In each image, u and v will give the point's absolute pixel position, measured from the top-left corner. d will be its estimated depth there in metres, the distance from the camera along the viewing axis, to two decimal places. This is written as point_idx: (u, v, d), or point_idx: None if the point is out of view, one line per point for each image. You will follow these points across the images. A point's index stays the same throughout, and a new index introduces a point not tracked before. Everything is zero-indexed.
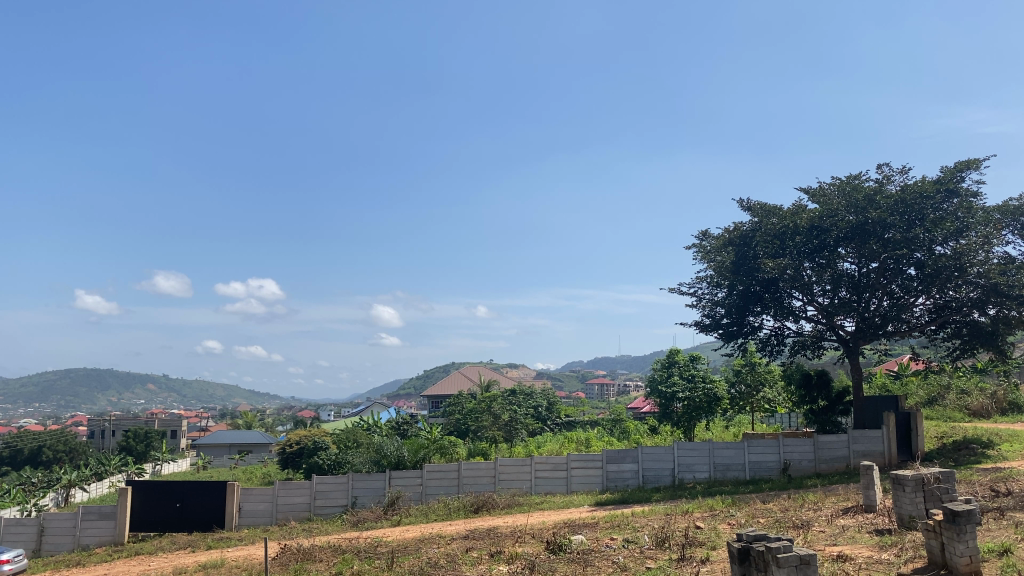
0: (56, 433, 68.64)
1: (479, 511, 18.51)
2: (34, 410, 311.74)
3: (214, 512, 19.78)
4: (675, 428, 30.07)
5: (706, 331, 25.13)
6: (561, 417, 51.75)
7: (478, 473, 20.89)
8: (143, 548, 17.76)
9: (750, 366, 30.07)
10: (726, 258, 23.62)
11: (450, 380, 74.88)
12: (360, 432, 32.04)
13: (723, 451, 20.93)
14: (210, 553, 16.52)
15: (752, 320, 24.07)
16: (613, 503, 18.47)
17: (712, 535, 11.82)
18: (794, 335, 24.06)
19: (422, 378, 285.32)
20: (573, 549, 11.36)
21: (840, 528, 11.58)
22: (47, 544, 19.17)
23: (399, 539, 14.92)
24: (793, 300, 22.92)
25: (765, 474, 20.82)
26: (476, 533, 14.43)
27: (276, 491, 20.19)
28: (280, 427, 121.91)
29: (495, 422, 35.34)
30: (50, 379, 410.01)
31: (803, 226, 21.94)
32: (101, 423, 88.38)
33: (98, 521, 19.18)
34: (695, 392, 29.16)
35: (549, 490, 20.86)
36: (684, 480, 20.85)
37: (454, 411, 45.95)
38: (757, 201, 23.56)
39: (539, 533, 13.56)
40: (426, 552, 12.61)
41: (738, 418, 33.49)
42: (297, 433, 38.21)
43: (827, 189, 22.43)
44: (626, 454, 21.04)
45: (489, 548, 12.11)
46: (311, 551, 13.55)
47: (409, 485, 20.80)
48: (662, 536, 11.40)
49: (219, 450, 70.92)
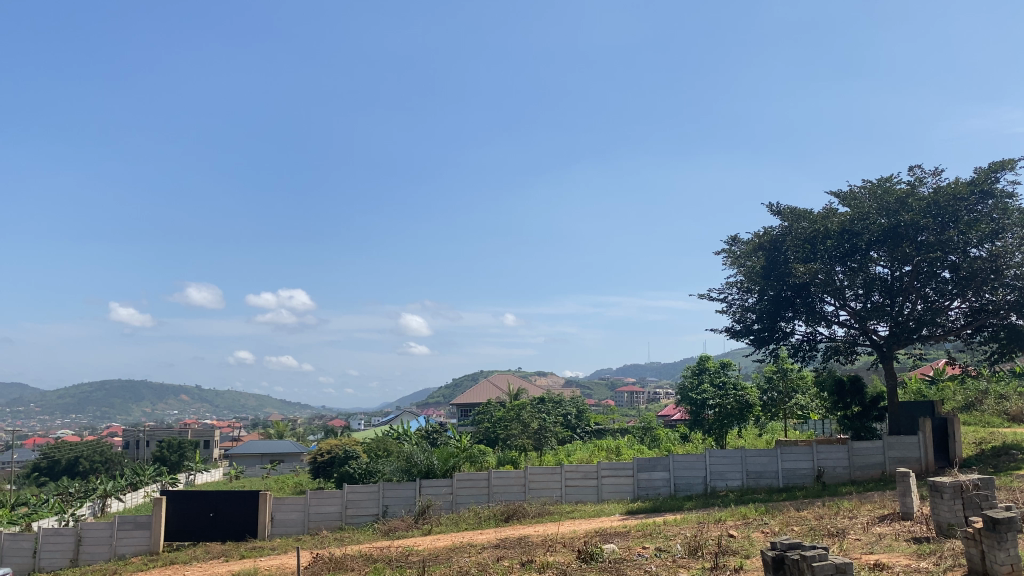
0: (93, 444, 69.64)
1: (509, 520, 18.50)
2: (71, 421, 316.99)
3: (247, 521, 19.90)
4: (707, 436, 29.76)
5: (737, 337, 24.92)
6: (591, 425, 51.47)
7: (508, 481, 20.87)
8: (177, 558, 17.93)
9: (781, 372, 29.74)
10: (756, 264, 23.41)
11: (478, 389, 74.87)
12: (390, 441, 32.24)
13: (756, 459, 20.71)
14: (244, 563, 16.66)
15: (784, 326, 23.84)
16: (645, 511, 18.35)
17: (746, 544, 11.67)
18: (827, 340, 23.77)
19: (451, 387, 285.69)
20: (605, 559, 11.26)
21: (877, 536, 11.38)
22: (84, 553, 19.41)
23: (430, 548, 14.94)
24: (825, 305, 22.69)
25: (798, 481, 20.55)
26: (506, 542, 14.41)
27: (308, 500, 20.31)
28: (311, 436, 122.92)
29: (524, 430, 35.19)
30: (86, 390, 416.62)
31: (834, 230, 21.68)
32: (136, 435, 89.69)
33: (134, 531, 19.41)
34: (726, 399, 28.59)
35: (580, 499, 20.74)
36: (716, 488, 20.66)
37: (483, 418, 45.98)
38: (787, 205, 23.35)
39: (570, 542, 13.47)
40: (457, 561, 12.60)
41: (771, 425, 33.11)
42: (327, 442, 38.32)
43: (858, 192, 22.18)
44: (657, 462, 20.89)
45: (521, 557, 12.06)
46: (343, 560, 13.61)
47: (439, 494, 20.78)
48: (695, 544, 11.29)
49: (251, 460, 71.44)
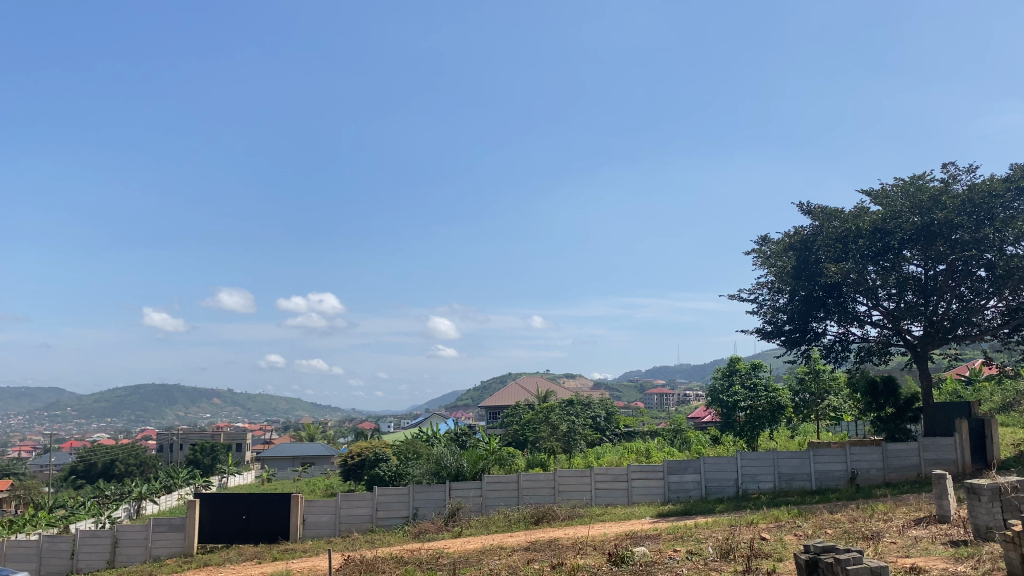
0: (128, 447, 70.69)
1: (539, 522, 18.49)
2: (106, 424, 321.97)
3: (279, 523, 20.08)
4: (738, 438, 29.49)
5: (768, 338, 24.69)
6: (620, 428, 51.30)
7: (537, 484, 20.83)
8: (211, 560, 18.14)
9: (814, 374, 29.38)
10: (787, 264, 23.18)
11: (507, 391, 74.92)
12: (419, 443, 32.36)
13: (788, 461, 20.50)
14: (277, 565, 16.81)
15: (816, 327, 23.58)
16: (676, 514, 18.24)
17: (779, 547, 11.56)
18: (860, 340, 23.48)
19: (479, 390, 286.14)
20: (636, 561, 11.20)
21: (913, 540, 11.19)
22: (120, 555, 19.68)
23: (460, 550, 14.98)
24: (857, 305, 22.42)
25: (832, 484, 20.31)
26: (537, 544, 14.41)
27: (338, 502, 20.44)
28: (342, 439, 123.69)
29: (553, 432, 35.13)
30: (121, 394, 422.97)
31: (865, 229, 21.38)
32: (170, 438, 90.94)
33: (169, 533, 19.67)
34: (757, 401, 28.30)
35: (609, 502, 20.65)
36: (748, 491, 20.48)
37: (512, 421, 45.97)
38: (817, 204, 23.10)
39: (600, 544, 13.46)
40: (487, 564, 12.64)
41: (803, 426, 32.75)
42: (358, 445, 38.52)
43: (890, 191, 21.87)
44: (688, 465, 20.74)
45: (551, 560, 12.02)
46: (374, 562, 13.69)
47: (469, 496, 20.83)
48: (726, 547, 11.18)
49: (283, 463, 72.09)
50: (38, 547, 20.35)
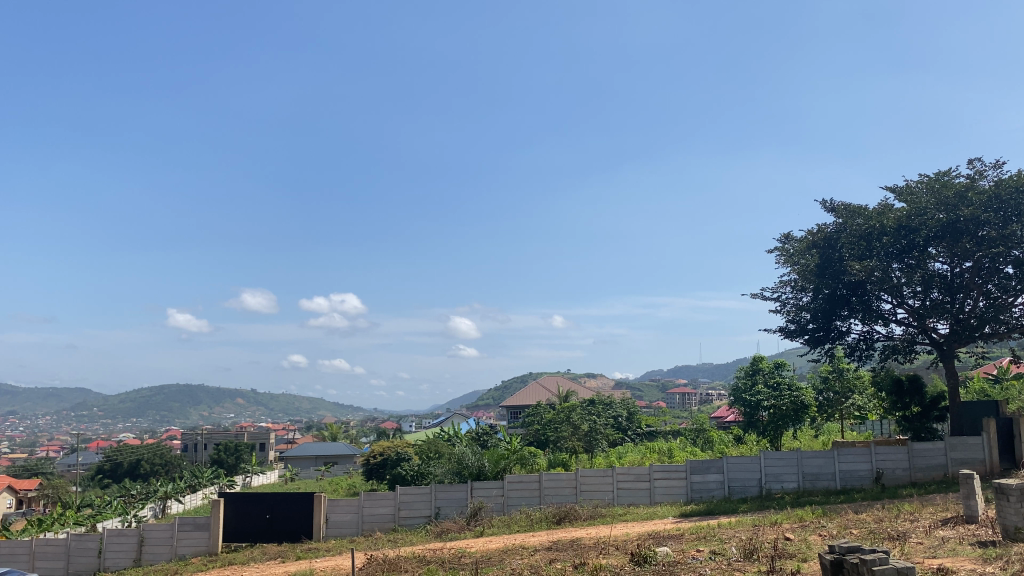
0: (153, 447, 71.39)
1: (561, 522, 18.47)
2: (132, 424, 325.53)
3: (302, 523, 20.20)
4: (761, 437, 29.30)
5: (791, 337, 24.50)
6: (642, 428, 51.14)
7: (559, 484, 20.79)
8: (236, 559, 18.29)
9: (837, 373, 29.14)
10: (810, 261, 22.99)
11: (528, 391, 74.90)
12: (441, 442, 32.41)
13: (812, 460, 20.32)
14: (300, 564, 16.91)
15: (840, 325, 23.36)
16: (699, 514, 18.14)
17: (803, 547, 11.48)
18: (884, 339, 23.23)
19: (501, 389, 286.34)
20: (659, 561, 11.16)
21: (940, 540, 11.06)
22: (146, 554, 19.88)
23: (482, 550, 14.98)
24: (882, 303, 22.18)
25: (856, 484, 20.11)
26: (559, 544, 14.40)
27: (361, 502, 20.53)
28: (364, 439, 124.24)
29: (574, 432, 35.08)
30: (146, 395, 427.51)
31: (890, 227, 21.15)
32: (194, 437, 91.72)
33: (193, 532, 19.84)
34: (781, 400, 28.07)
35: (632, 502, 20.58)
36: (771, 490, 20.33)
37: (533, 421, 45.92)
38: (841, 202, 22.90)
39: (623, 544, 13.42)
40: (509, 563, 12.63)
41: (827, 426, 32.49)
42: (380, 444, 38.63)
43: (915, 187, 21.63)
44: (711, 465, 20.62)
45: (573, 560, 11.99)
46: (396, 561, 13.72)
47: (490, 496, 20.85)
48: (750, 547, 11.12)
49: (306, 462, 72.50)
50: (66, 546, 20.60)
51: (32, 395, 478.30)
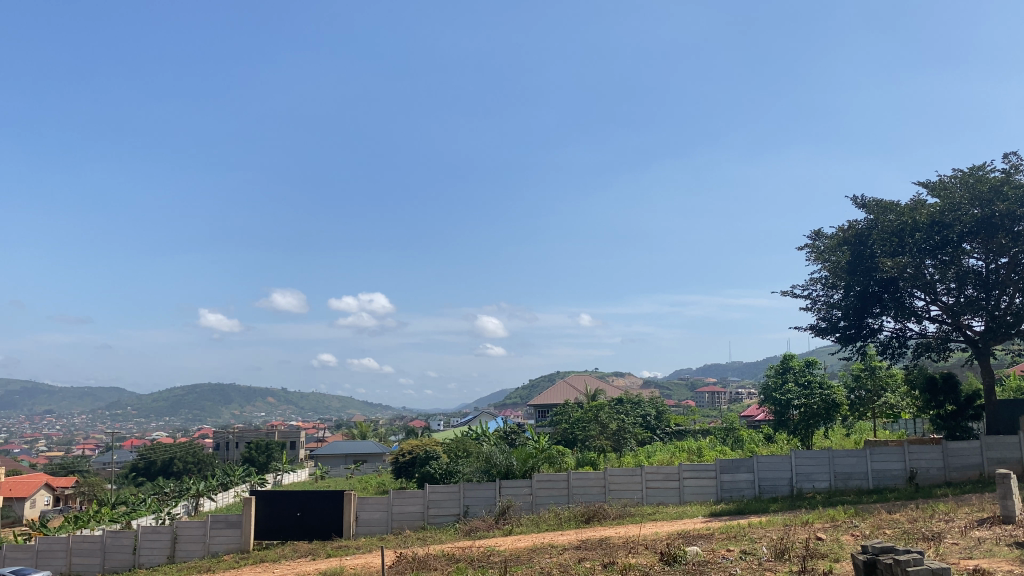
0: (186, 445, 72.22)
1: (589, 521, 18.41)
2: (165, 423, 329.98)
3: (332, 521, 20.37)
4: (792, 436, 29.02)
5: (822, 335, 24.24)
6: (671, 427, 50.85)
7: (588, 482, 20.76)
8: (267, 556, 18.50)
9: (869, 370, 28.80)
10: (841, 258, 22.73)
11: (556, 390, 74.75)
12: (469, 441, 32.46)
13: (843, 460, 20.08)
14: (331, 562, 17.04)
15: (871, 322, 23.05)
16: (729, 514, 18.01)
17: (835, 547, 11.35)
18: (917, 336, 22.89)
19: (529, 388, 286.07)
20: (689, 561, 11.07)
21: (976, 540, 10.88)
22: (180, 551, 20.15)
23: (511, 549, 14.94)
24: (914, 299, 21.88)
25: (889, 483, 19.85)
26: (588, 543, 14.34)
27: (391, 500, 20.63)
28: (393, 437, 124.79)
29: (603, 431, 34.92)
30: (179, 394, 432.96)
31: (922, 222, 20.83)
32: (226, 436, 92.72)
33: (226, 529, 20.07)
34: (811, 398, 27.76)
35: (661, 501, 20.48)
36: (802, 490, 20.13)
37: (561, 419, 45.85)
38: (872, 197, 22.61)
39: (652, 543, 13.32)
40: (538, 562, 12.60)
41: (859, 424, 32.16)
42: (409, 443, 38.78)
43: (949, 182, 21.30)
44: (740, 464, 20.46)
45: (601, 559, 11.96)
46: (425, 559, 13.78)
47: (519, 494, 20.84)
48: (781, 547, 11.01)
49: (335, 460, 72.92)
50: (102, 543, 20.94)
51: (68, 394, 486.55)
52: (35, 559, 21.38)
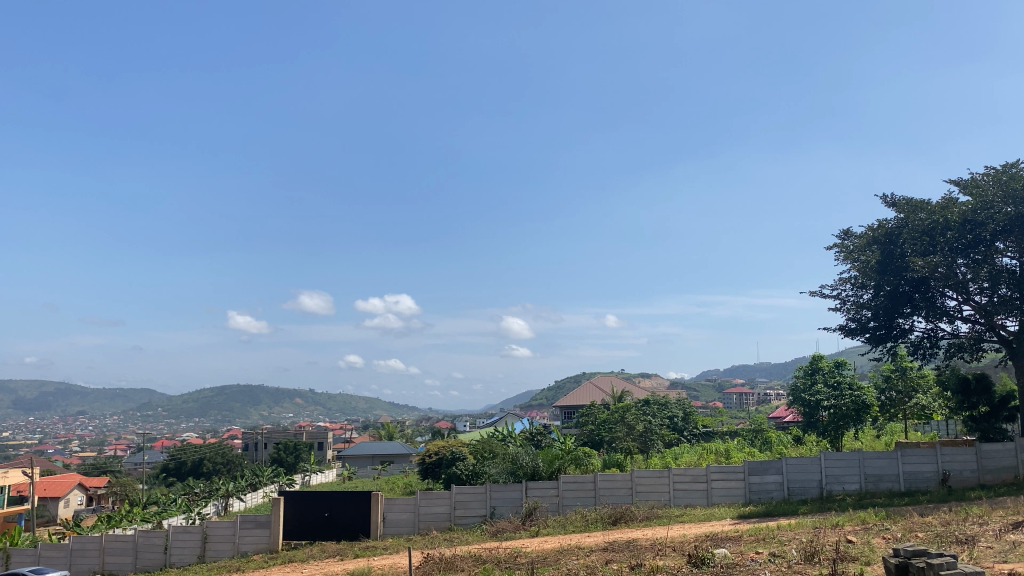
0: (215, 446, 72.89)
1: (617, 523, 18.36)
2: (194, 424, 333.67)
3: (360, 522, 20.47)
4: (821, 437, 28.72)
5: (851, 336, 23.97)
6: (698, 428, 50.57)
7: (615, 484, 20.65)
8: (296, 556, 18.62)
9: (900, 371, 28.46)
10: (871, 258, 22.45)
11: (582, 392, 74.66)
12: (495, 443, 32.49)
13: (874, 461, 19.86)
14: (358, 562, 17.15)
15: (902, 322, 22.76)
16: (757, 515, 17.85)
17: (866, 550, 11.21)
18: (950, 336, 22.57)
19: (555, 389, 285.80)
20: (717, 563, 11.00)
21: (1010, 544, 10.67)
22: (210, 550, 20.36)
23: (537, 550, 14.93)
24: (946, 299, 21.56)
25: (921, 485, 19.60)
26: (614, 545, 14.26)
27: (418, 501, 20.68)
28: (419, 438, 125.38)
29: (629, 432, 34.77)
30: (208, 395, 437.87)
31: (954, 221, 20.50)
32: (254, 437, 93.64)
33: (255, 529, 20.25)
34: (841, 399, 27.43)
35: (688, 503, 20.35)
36: (832, 492, 19.90)
37: (588, 420, 45.77)
38: (902, 196, 22.29)
39: (680, 546, 13.23)
40: (565, 564, 12.58)
41: (889, 425, 31.79)
42: (435, 444, 38.83)
43: (981, 180, 20.94)
44: (769, 466, 20.27)
45: (630, 561, 11.92)
46: (452, 560, 13.78)
47: (546, 495, 20.83)
48: (811, 550, 10.89)
49: (363, 461, 73.31)
50: (134, 543, 21.20)
51: (100, 396, 493.57)
52: (69, 558, 21.68)
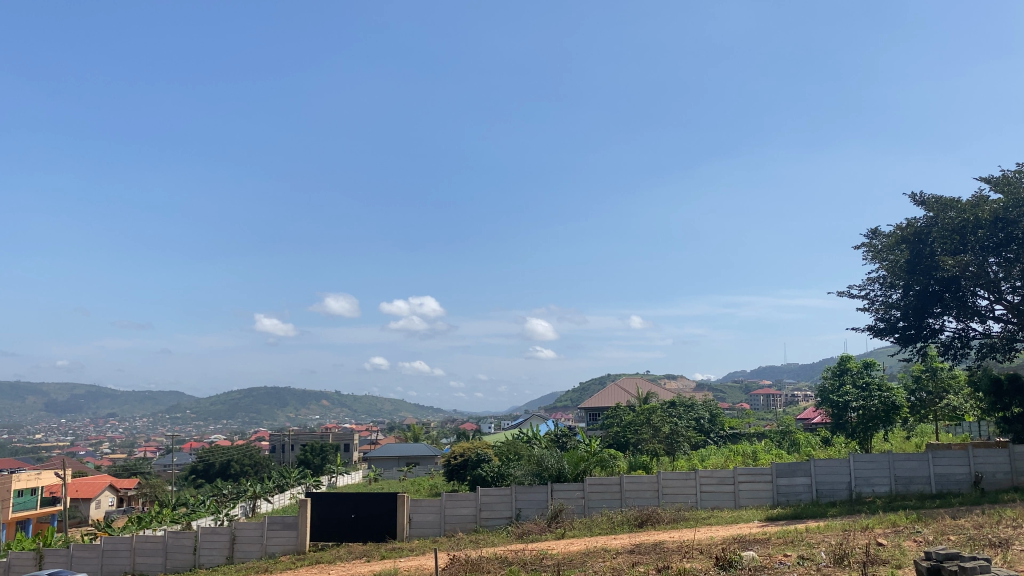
0: (243, 448, 73.60)
1: (643, 525, 18.30)
2: (222, 427, 336.84)
3: (386, 523, 20.56)
4: (850, 439, 28.41)
5: (880, 336, 23.68)
6: (725, 430, 50.22)
7: (641, 486, 20.57)
8: (323, 557, 18.70)
9: (931, 372, 28.10)
10: (899, 257, 22.18)
11: (608, 394, 74.39)
12: (521, 444, 32.48)
13: (904, 463, 19.60)
14: (384, 563, 17.23)
15: (933, 322, 22.44)
16: (785, 518, 17.71)
17: (897, 553, 11.06)
18: (981, 336, 22.23)
19: (580, 391, 285.16)
20: (745, 566, 10.91)
21: None
22: (238, 551, 20.53)
23: (563, 552, 14.92)
24: (978, 299, 21.24)
25: (953, 487, 19.31)
26: (641, 547, 14.20)
27: (443, 502, 20.72)
28: (445, 440, 125.61)
29: (655, 434, 34.59)
30: (236, 398, 441.90)
31: (985, 219, 20.21)
32: (282, 438, 94.36)
33: (283, 531, 20.42)
34: (871, 401, 27.11)
35: (715, 505, 20.21)
36: (862, 494, 19.68)
37: (613, 422, 45.62)
38: (931, 195, 22.00)
39: (707, 548, 13.18)
40: (591, 566, 12.57)
41: (920, 427, 31.40)
42: (460, 446, 38.88)
43: (1013, 177, 20.62)
44: (797, 467, 20.11)
45: (656, 563, 11.88)
46: (479, 562, 13.81)
47: (571, 498, 20.78)
48: (840, 553, 10.79)
49: (388, 463, 73.66)
50: (164, 543, 21.45)
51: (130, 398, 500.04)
52: (101, 559, 21.94)
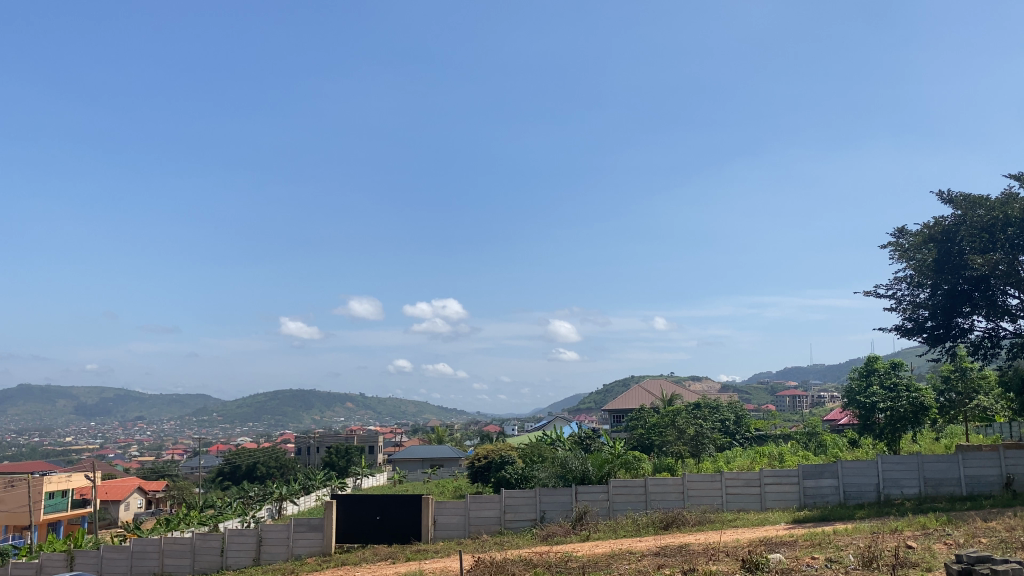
0: (269, 450, 74.14)
1: (668, 528, 18.22)
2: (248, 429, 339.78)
3: (411, 525, 20.60)
4: (877, 440, 28.11)
5: (908, 336, 23.39)
6: (751, 431, 49.79)
7: (666, 488, 20.49)
8: (349, 559, 18.79)
9: (960, 372, 27.74)
10: (928, 256, 21.90)
11: (632, 396, 74.00)
12: (544, 446, 32.43)
13: (934, 465, 19.34)
14: (410, 565, 17.29)
15: (961, 322, 22.13)
16: (812, 520, 17.55)
17: (926, 556, 10.91)
18: (1012, 336, 21.89)
19: (604, 393, 284.20)
20: (772, 569, 10.80)
21: None
22: (265, 553, 20.69)
23: (588, 554, 14.87)
24: (1008, 298, 20.91)
25: (984, 489, 19.02)
26: (667, 550, 14.14)
27: (467, 504, 20.73)
28: (469, 442, 125.71)
29: (680, 435, 34.38)
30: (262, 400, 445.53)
31: (1015, 217, 19.90)
32: (307, 440, 94.93)
33: (308, 533, 20.55)
34: (898, 401, 26.81)
35: (741, 507, 20.07)
36: (890, 496, 19.44)
37: (637, 424, 45.41)
38: (959, 192, 21.70)
39: (734, 550, 13.08)
40: (616, 568, 12.53)
41: (950, 428, 30.98)
42: (484, 448, 38.89)
43: None
44: (824, 469, 19.93)
45: (683, 566, 11.80)
46: (503, 564, 13.81)
47: (596, 500, 20.69)
48: (869, 555, 10.65)
49: (413, 464, 73.84)
50: (192, 544, 21.67)
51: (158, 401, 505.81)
52: (130, 560, 22.18)
